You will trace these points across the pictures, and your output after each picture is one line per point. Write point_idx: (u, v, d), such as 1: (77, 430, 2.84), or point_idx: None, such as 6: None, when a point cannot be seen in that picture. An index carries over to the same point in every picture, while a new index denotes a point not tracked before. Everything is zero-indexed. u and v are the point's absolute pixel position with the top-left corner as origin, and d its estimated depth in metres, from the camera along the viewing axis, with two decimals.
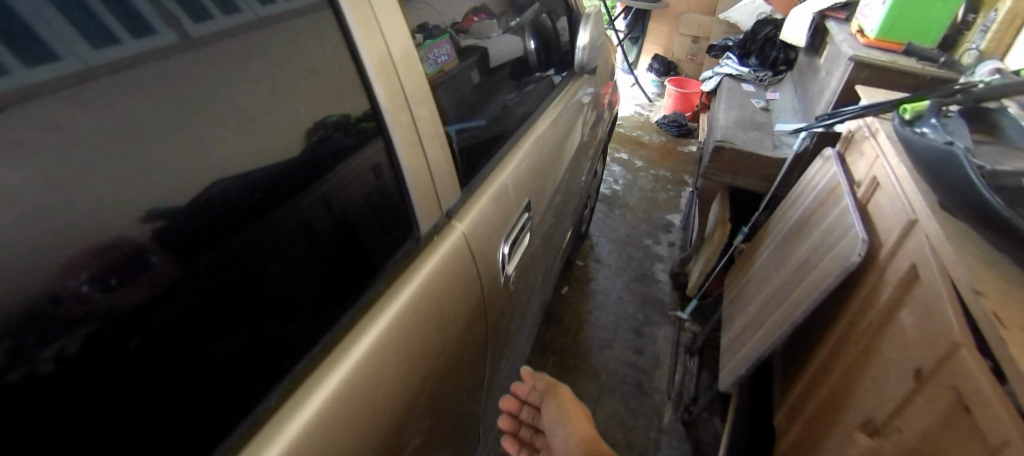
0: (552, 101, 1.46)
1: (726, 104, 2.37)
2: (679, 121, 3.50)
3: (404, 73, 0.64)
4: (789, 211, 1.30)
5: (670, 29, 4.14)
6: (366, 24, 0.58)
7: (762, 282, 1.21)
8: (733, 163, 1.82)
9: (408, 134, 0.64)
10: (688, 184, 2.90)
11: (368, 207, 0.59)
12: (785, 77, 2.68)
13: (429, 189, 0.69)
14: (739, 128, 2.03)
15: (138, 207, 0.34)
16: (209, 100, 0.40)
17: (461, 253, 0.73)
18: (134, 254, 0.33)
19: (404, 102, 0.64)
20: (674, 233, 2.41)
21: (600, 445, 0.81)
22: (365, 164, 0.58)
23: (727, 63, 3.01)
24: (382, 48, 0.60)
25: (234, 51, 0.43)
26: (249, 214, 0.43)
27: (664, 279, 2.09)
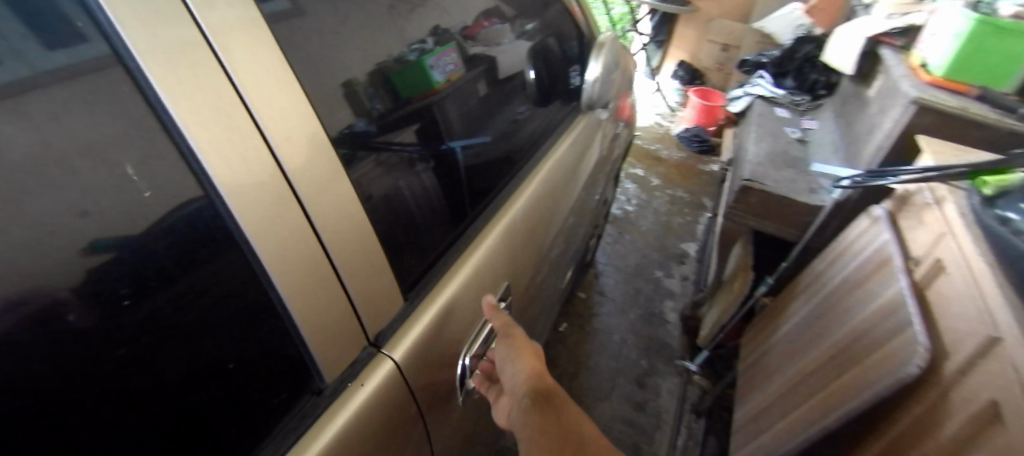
0: (569, 120, 1.35)
1: (755, 134, 2.21)
2: (701, 137, 3.32)
3: (289, 163, 0.46)
4: (827, 275, 1.18)
5: (699, 35, 3.95)
6: (205, 102, 0.39)
7: (787, 359, 1.13)
8: (761, 206, 1.67)
9: (297, 250, 0.46)
10: (706, 208, 2.74)
11: (244, 343, 0.44)
12: (824, 104, 2.54)
13: (340, 304, 0.51)
14: (770, 165, 1.87)
15: (80, 238, 0.33)
16: (142, 127, 0.37)
17: (394, 386, 0.57)
18: (47, 309, 0.31)
19: (288, 208, 0.45)
20: (687, 265, 2.28)
21: (549, 382, 0.68)
22: (227, 293, 0.42)
23: (761, 82, 2.85)
24: (229, 115, 0.41)
25: (184, 65, 0.38)
26: (96, 326, 0.34)
27: (674, 320, 1.97)
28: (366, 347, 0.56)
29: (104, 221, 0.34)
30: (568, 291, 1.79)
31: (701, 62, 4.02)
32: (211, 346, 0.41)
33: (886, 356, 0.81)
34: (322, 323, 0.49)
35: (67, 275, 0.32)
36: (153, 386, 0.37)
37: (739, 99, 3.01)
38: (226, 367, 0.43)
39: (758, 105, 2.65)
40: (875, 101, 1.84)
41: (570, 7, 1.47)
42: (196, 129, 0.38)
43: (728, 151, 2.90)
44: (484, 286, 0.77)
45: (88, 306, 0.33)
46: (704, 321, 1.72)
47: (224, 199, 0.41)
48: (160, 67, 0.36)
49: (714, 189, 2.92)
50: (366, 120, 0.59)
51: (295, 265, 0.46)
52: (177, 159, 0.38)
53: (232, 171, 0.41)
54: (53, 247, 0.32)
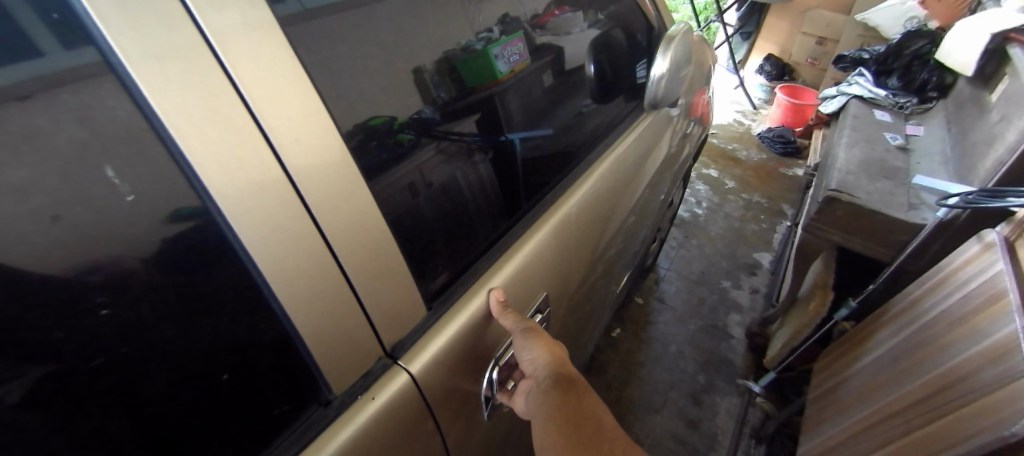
0: (633, 119, 1.30)
1: (848, 138, 1.99)
2: (785, 137, 3.05)
3: (297, 169, 0.43)
4: (921, 306, 1.05)
5: (791, 26, 3.62)
6: (201, 102, 0.36)
7: (867, 397, 1.02)
8: (847, 220, 1.51)
9: (302, 261, 0.44)
10: (786, 215, 2.52)
11: (242, 352, 0.43)
12: (935, 107, 2.22)
13: (353, 314, 0.49)
14: (863, 175, 1.67)
15: (162, 208, 0.36)
16: (140, 136, 0.35)
17: (406, 400, 0.55)
18: (120, 274, 0.35)
19: (292, 218, 0.42)
20: (759, 277, 2.12)
21: (568, 367, 0.68)
22: (226, 303, 0.41)
23: (859, 81, 2.56)
24: (227, 117, 0.38)
25: (178, 62, 0.35)
26: (108, 333, 0.35)
27: (739, 335, 1.85)
28: (379, 357, 0.54)
29: (169, 204, 0.37)
30: (624, 296, 1.74)
31: (792, 57, 3.69)
32: (202, 355, 0.40)
33: (995, 408, 0.70)
34: (328, 336, 0.47)
35: (144, 244, 0.36)
36: (139, 392, 0.36)
37: (829, 99, 2.69)
38: (219, 378, 0.41)
39: (854, 107, 2.38)
40: (1000, 107, 1.58)
41: (642, 2, 1.43)
42: (188, 131, 0.35)
43: (816, 154, 2.64)
44: (529, 284, 0.77)
45: (114, 292, 0.35)
46: (775, 340, 1.59)
47: (219, 208, 0.38)
48: (146, 64, 0.33)
49: (796, 196, 2.67)
50: (432, 108, 0.61)
51: (299, 277, 0.44)
52: (169, 163, 0.36)
53: (226, 177, 0.38)
54: (136, 225, 0.35)
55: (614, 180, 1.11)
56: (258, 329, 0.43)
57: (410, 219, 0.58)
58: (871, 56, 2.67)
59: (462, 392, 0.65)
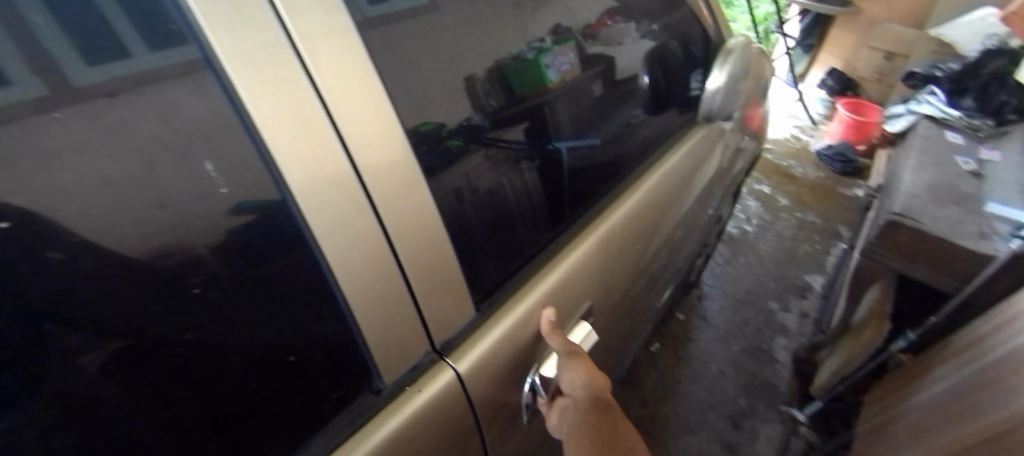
0: (683, 130, 1.29)
1: (914, 160, 1.86)
2: (845, 155, 2.88)
3: (362, 169, 0.47)
4: (989, 341, 0.97)
5: (858, 39, 3.44)
6: (287, 104, 0.41)
7: (923, 435, 0.95)
8: (910, 245, 1.41)
9: (363, 256, 0.48)
10: (844, 237, 2.38)
11: (305, 337, 0.47)
12: (1015, 130, 2.06)
13: (404, 308, 0.53)
14: (930, 199, 1.57)
15: (229, 201, 0.40)
16: (224, 132, 0.39)
17: (450, 396, 0.59)
18: (192, 260, 0.38)
19: (357, 217, 0.47)
20: (810, 300, 2.02)
21: (608, 394, 0.71)
22: (296, 290, 0.46)
23: (930, 99, 2.40)
24: (305, 118, 0.42)
25: (265, 67, 0.40)
26: (200, 310, 0.39)
27: (785, 360, 1.77)
28: (426, 351, 0.58)
29: (239, 196, 0.41)
30: (665, 310, 1.71)
31: (857, 71, 3.49)
32: (272, 336, 0.45)
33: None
34: (382, 327, 0.52)
35: (210, 235, 0.39)
36: (219, 368, 0.41)
37: (898, 117, 2.54)
38: (284, 359, 0.46)
39: (923, 127, 2.22)
40: None
41: (699, 10, 1.39)
42: (274, 137, 0.41)
43: (878, 174, 2.48)
44: (569, 293, 0.79)
45: (204, 273, 0.39)
46: (823, 368, 1.54)
47: (294, 200, 0.43)
48: (243, 78, 0.39)
49: (856, 217, 2.52)
50: (480, 115, 0.65)
51: (359, 271, 0.48)
52: (250, 154, 0.41)
53: (302, 178, 0.43)
54: (208, 215, 0.39)
55: (659, 195, 1.10)
56: (318, 316, 0.48)
57: (460, 223, 0.62)
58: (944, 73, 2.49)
59: (499, 396, 0.68)
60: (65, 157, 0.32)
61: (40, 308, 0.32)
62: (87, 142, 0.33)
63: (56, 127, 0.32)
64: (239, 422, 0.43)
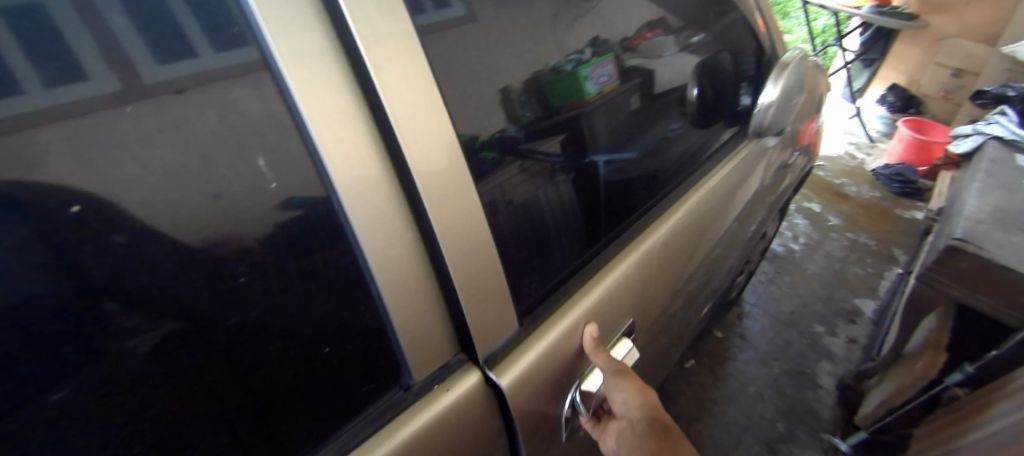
0: (728, 149, 1.27)
1: (980, 184, 1.74)
2: (904, 175, 2.71)
3: (402, 172, 0.51)
4: None
5: (924, 53, 3.25)
6: (338, 105, 0.45)
7: None
8: (970, 274, 1.31)
9: (401, 254, 0.52)
10: (901, 262, 2.25)
11: (339, 329, 0.51)
12: None
13: (432, 304, 0.57)
14: (996, 225, 1.46)
15: (276, 197, 0.44)
16: (276, 132, 0.43)
17: (475, 398, 0.61)
18: (240, 247, 0.42)
19: (394, 218, 0.51)
20: (860, 326, 1.91)
21: (658, 413, 0.75)
22: (335, 285, 0.50)
23: (999, 120, 2.22)
24: (351, 120, 0.46)
25: (319, 68, 0.43)
26: (247, 298, 0.44)
27: (828, 386, 1.69)
28: (456, 355, 0.62)
29: (286, 193, 0.44)
30: (702, 327, 1.68)
31: (921, 87, 3.29)
32: (311, 327, 0.49)
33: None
34: (413, 324, 0.55)
35: (259, 224, 0.43)
36: (261, 352, 0.45)
37: (964, 137, 2.37)
38: (321, 350, 0.50)
39: (990, 150, 2.06)
40: None
41: (752, 22, 1.39)
42: (324, 137, 0.44)
43: (941, 197, 2.33)
44: (608, 311, 0.82)
45: (253, 263, 0.44)
46: (870, 397, 1.49)
47: (340, 198, 0.46)
48: (304, 83, 0.42)
49: (914, 241, 2.38)
50: (516, 127, 0.67)
51: (394, 268, 0.52)
52: (302, 152, 0.44)
53: (349, 179, 0.46)
54: (256, 207, 0.43)
55: (700, 213, 1.10)
56: (354, 307, 0.52)
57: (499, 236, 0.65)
58: (1016, 92, 2.32)
59: (538, 408, 0.70)
60: (135, 146, 0.36)
61: (104, 284, 0.36)
62: (152, 135, 0.36)
63: (126, 119, 0.35)
64: (277, 405, 0.48)
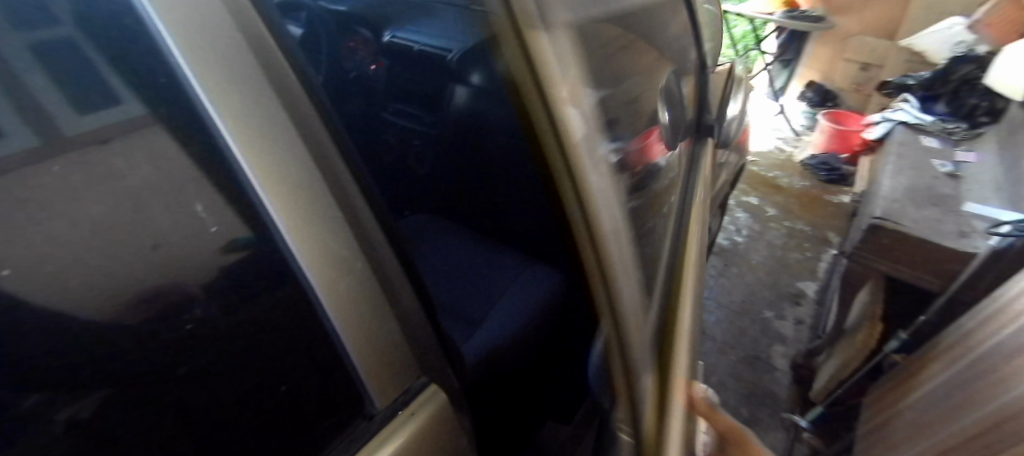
0: (703, 165, 1.37)
1: (893, 166, 1.91)
2: (829, 164, 2.98)
3: (342, 183, 0.44)
4: (977, 338, 1.01)
5: (833, 52, 3.58)
6: (262, 121, 0.37)
7: (921, 435, 0.97)
8: (895, 248, 1.43)
9: (354, 283, 0.45)
10: (834, 244, 2.42)
11: (296, 363, 0.44)
12: (985, 133, 2.11)
13: (392, 329, 0.50)
14: (909, 202, 1.60)
15: (220, 239, 0.35)
16: (218, 168, 0.35)
17: (443, 417, 0.55)
18: (180, 303, 0.34)
19: (345, 250, 0.44)
20: (804, 307, 2.04)
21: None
22: (289, 318, 0.42)
23: (903, 107, 2.46)
24: (288, 134, 0.39)
25: (241, 80, 0.36)
26: (185, 348, 0.35)
27: (783, 368, 1.78)
28: (419, 377, 0.54)
29: (229, 232, 0.36)
30: None
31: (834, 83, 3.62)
32: (263, 367, 0.41)
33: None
34: (375, 354, 0.48)
35: (201, 273, 0.35)
36: (209, 399, 0.38)
37: (875, 125, 2.62)
38: (277, 388, 0.43)
39: (898, 133, 2.26)
40: None
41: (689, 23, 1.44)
42: (262, 167, 0.37)
43: (861, 180, 2.55)
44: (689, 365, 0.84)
45: (202, 308, 0.35)
46: (821, 373, 1.60)
47: (280, 229, 0.39)
48: (231, 107, 0.35)
49: (843, 223, 2.58)
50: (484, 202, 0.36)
51: (350, 295, 0.45)
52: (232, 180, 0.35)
53: (293, 208, 0.39)
54: (199, 255, 0.34)
55: (697, 233, 1.16)
56: (314, 338, 0.44)
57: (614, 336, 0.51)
58: (914, 82, 2.60)
59: None
60: (49, 203, 0.27)
61: (11, 372, 0.27)
62: (77, 189, 0.28)
63: (47, 178, 0.27)
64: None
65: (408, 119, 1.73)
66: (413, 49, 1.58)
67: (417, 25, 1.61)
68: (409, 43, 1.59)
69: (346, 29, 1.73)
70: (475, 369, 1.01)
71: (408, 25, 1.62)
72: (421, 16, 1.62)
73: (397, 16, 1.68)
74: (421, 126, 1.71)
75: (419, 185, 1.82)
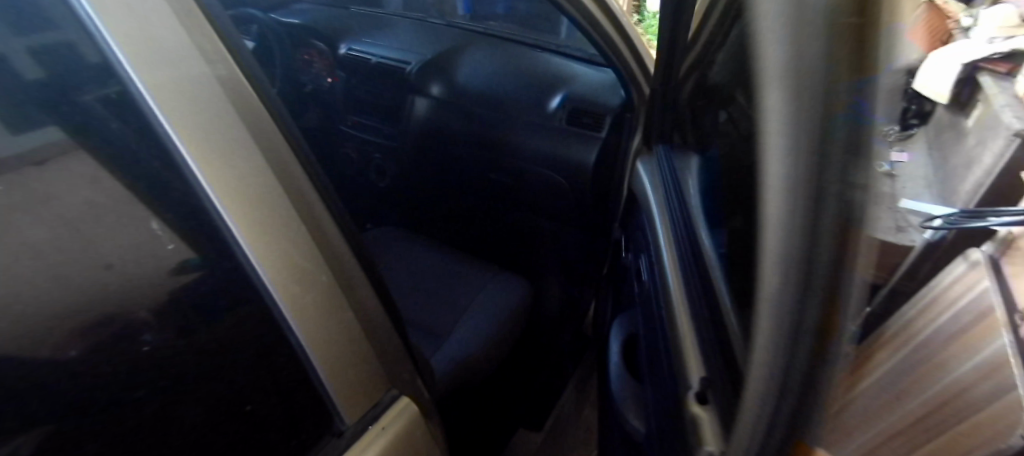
0: None
1: None
2: None
3: (303, 195, 0.44)
4: (916, 327, 1.09)
5: None
6: (221, 137, 0.36)
7: (875, 419, 1.05)
8: None
9: (319, 298, 0.43)
10: None
11: (261, 383, 0.42)
12: None
13: (362, 345, 0.48)
14: None
15: (170, 260, 0.34)
16: (171, 186, 0.33)
17: (413, 426, 0.55)
18: (128, 328, 0.33)
19: (311, 263, 0.43)
20: None
21: None
22: (252, 337, 0.40)
23: None
24: (247, 148, 0.38)
25: (198, 97, 0.35)
26: (144, 373, 0.34)
27: None
28: (390, 390, 0.53)
29: (179, 254, 0.35)
30: None
31: None
32: (225, 388, 0.40)
33: (1007, 413, 0.77)
34: (345, 371, 0.47)
35: (150, 294, 0.34)
36: (170, 427, 0.36)
37: None
38: (240, 409, 0.42)
39: None
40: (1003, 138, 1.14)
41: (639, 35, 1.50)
42: (222, 187, 0.36)
43: None
44: None
45: (159, 330, 0.34)
46: None
47: (241, 245, 0.38)
48: (188, 124, 0.34)
49: None
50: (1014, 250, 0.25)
51: (316, 311, 0.43)
52: (189, 197, 0.34)
53: (253, 222, 0.38)
54: (148, 275, 0.33)
55: None
56: (280, 359, 0.43)
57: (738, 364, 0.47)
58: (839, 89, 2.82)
59: None
60: None
61: None
62: (13, 211, 0.27)
63: None
64: None
65: (365, 130, 1.66)
66: (371, 61, 1.55)
67: (372, 37, 1.59)
68: (366, 55, 1.56)
69: (296, 40, 1.67)
70: (445, 382, 0.99)
71: (363, 38, 1.60)
72: (376, 30, 1.62)
73: (352, 28, 1.65)
74: (379, 137, 1.64)
75: (378, 197, 1.75)
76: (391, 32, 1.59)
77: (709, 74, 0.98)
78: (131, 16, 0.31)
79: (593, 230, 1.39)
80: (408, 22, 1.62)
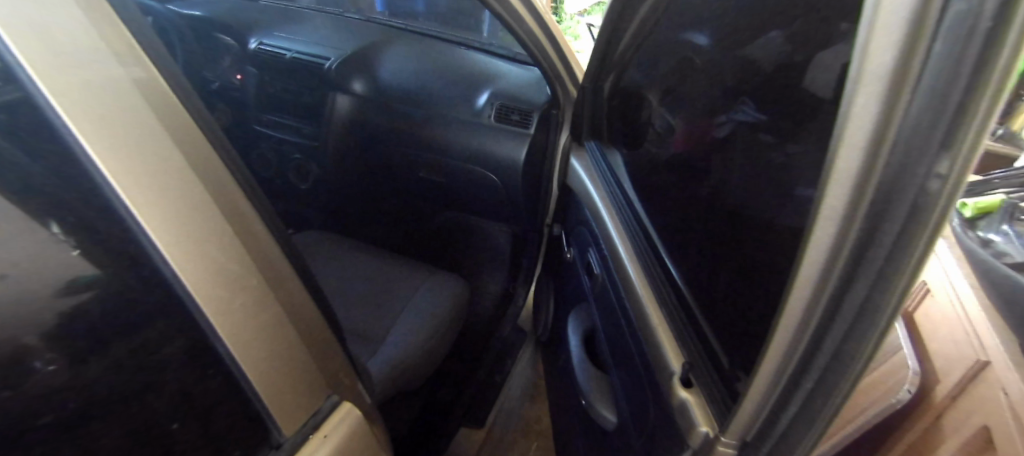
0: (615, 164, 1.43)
1: None
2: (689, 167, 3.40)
3: (228, 186, 0.37)
4: None
5: None
6: (129, 119, 0.30)
7: None
8: None
9: (251, 307, 0.36)
10: None
11: (187, 405, 0.35)
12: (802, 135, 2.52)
13: (301, 352, 0.42)
14: None
15: (62, 275, 0.28)
16: (63, 185, 0.28)
17: (360, 433, 0.49)
18: (13, 358, 0.26)
19: (239, 266, 0.36)
20: None
21: None
22: (173, 354, 0.33)
23: None
24: (159, 131, 0.31)
25: (101, 76, 0.28)
26: (36, 403, 0.27)
27: None
28: (331, 395, 0.46)
29: (73, 270, 0.29)
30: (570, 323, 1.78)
31: None
32: (146, 416, 0.33)
33: (893, 374, 0.89)
34: (282, 384, 0.40)
35: (40, 319, 0.27)
36: None
37: None
38: (168, 431, 0.34)
39: None
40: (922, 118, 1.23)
41: None
42: (124, 173, 0.29)
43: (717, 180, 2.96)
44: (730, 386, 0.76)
45: (59, 354, 0.28)
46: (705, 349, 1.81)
47: (152, 242, 0.31)
48: (84, 106, 0.27)
49: None
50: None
51: (247, 321, 0.36)
52: (92, 196, 0.29)
53: (169, 220, 0.31)
54: (38, 295, 0.27)
55: None
56: (210, 377, 0.36)
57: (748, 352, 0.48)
58: None
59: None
60: None
61: None
62: None
63: None
64: None
65: (283, 129, 1.53)
66: (284, 57, 1.41)
67: (284, 31, 1.46)
68: (279, 51, 1.42)
69: (202, 37, 1.51)
70: (382, 385, 0.94)
71: (276, 31, 1.46)
72: (289, 23, 1.49)
73: (261, 20, 1.51)
74: (301, 138, 1.51)
75: (300, 201, 1.63)
76: (306, 25, 1.47)
77: (626, 75, 1.02)
78: (27, 9, 0.25)
79: (529, 225, 1.40)
80: (324, 16, 1.49)
